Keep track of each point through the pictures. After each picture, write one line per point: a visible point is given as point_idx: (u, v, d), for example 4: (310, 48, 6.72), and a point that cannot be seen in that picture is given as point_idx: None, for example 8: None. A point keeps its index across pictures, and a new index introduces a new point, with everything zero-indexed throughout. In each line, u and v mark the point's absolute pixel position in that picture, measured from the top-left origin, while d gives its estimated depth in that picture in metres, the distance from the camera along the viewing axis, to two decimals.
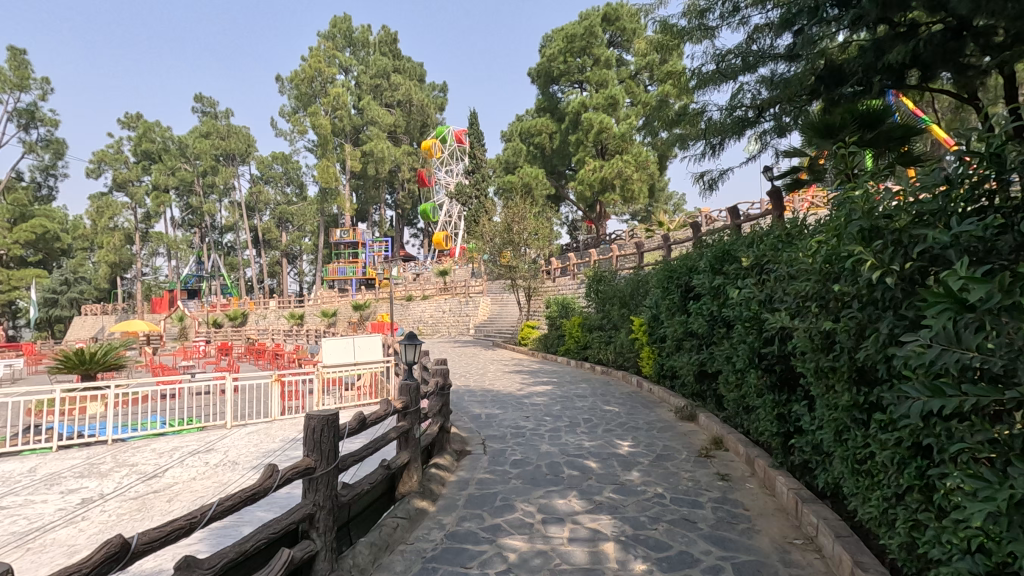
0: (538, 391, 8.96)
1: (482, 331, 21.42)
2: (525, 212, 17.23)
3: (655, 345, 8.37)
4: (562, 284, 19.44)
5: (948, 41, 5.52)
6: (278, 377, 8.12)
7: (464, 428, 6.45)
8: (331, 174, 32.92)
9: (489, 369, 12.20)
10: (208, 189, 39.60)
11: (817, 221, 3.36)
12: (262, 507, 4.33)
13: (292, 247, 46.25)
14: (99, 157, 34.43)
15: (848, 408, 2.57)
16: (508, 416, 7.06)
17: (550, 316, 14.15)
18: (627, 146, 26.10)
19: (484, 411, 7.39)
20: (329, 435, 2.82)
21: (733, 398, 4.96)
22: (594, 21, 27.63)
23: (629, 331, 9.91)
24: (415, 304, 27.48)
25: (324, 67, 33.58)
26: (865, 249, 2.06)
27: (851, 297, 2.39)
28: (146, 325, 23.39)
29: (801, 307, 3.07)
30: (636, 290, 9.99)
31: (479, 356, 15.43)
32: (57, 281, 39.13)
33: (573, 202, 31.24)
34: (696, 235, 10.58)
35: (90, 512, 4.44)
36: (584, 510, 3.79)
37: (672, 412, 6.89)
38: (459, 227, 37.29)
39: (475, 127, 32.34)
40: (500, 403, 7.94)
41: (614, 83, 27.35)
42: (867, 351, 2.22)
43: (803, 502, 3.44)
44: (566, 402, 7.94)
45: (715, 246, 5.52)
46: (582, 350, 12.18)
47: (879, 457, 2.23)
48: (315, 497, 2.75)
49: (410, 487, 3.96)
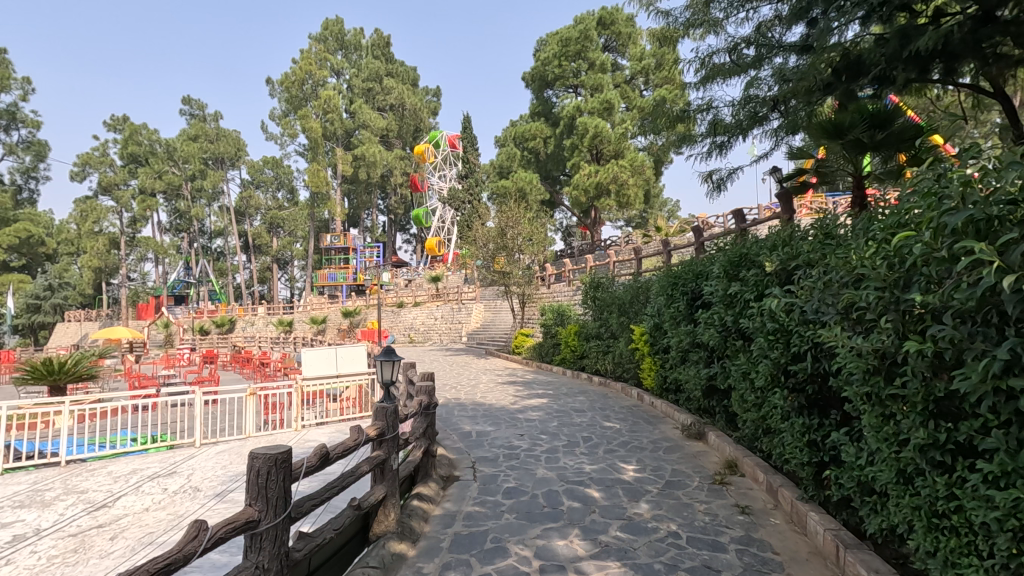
0: (532, 404, 8.40)
1: (474, 338, 20.89)
2: (519, 216, 16.74)
3: (658, 356, 7.87)
4: (557, 290, 18.95)
5: (978, 28, 4.96)
6: (253, 390, 7.53)
7: (452, 448, 5.90)
8: (322, 178, 32.25)
9: (482, 380, 11.65)
10: (197, 194, 38.91)
11: (865, 220, 2.89)
12: (216, 549, 3.75)
13: (283, 253, 45.58)
14: (84, 159, 33.66)
15: (923, 448, 2.11)
16: (501, 434, 6.52)
17: (545, 324, 13.63)
18: (622, 151, 25.80)
19: (475, 428, 6.84)
20: (277, 480, 2.26)
21: (751, 418, 4.49)
22: (589, 25, 27.32)
23: (629, 340, 9.39)
24: (406, 311, 26.86)
25: (315, 70, 33.15)
26: (988, 251, 1.58)
27: (941, 312, 1.91)
28: (127, 332, 22.69)
29: (850, 321, 2.60)
30: (636, 297, 9.47)
31: (471, 365, 14.87)
32: (40, 287, 38.26)
33: (568, 208, 30.87)
34: (698, 240, 10.12)
35: (18, 554, 3.85)
36: (588, 555, 3.26)
37: (677, 429, 6.41)
38: (452, 233, 36.80)
39: (468, 132, 31.94)
40: (492, 419, 7.40)
41: (609, 87, 26.88)
42: (971, 384, 1.75)
43: (846, 548, 2.92)
44: (563, 417, 7.40)
45: (728, 250, 5.03)
46: (579, 360, 11.68)
47: (983, 517, 1.77)
48: (257, 558, 2.20)
49: (386, 527, 3.42)
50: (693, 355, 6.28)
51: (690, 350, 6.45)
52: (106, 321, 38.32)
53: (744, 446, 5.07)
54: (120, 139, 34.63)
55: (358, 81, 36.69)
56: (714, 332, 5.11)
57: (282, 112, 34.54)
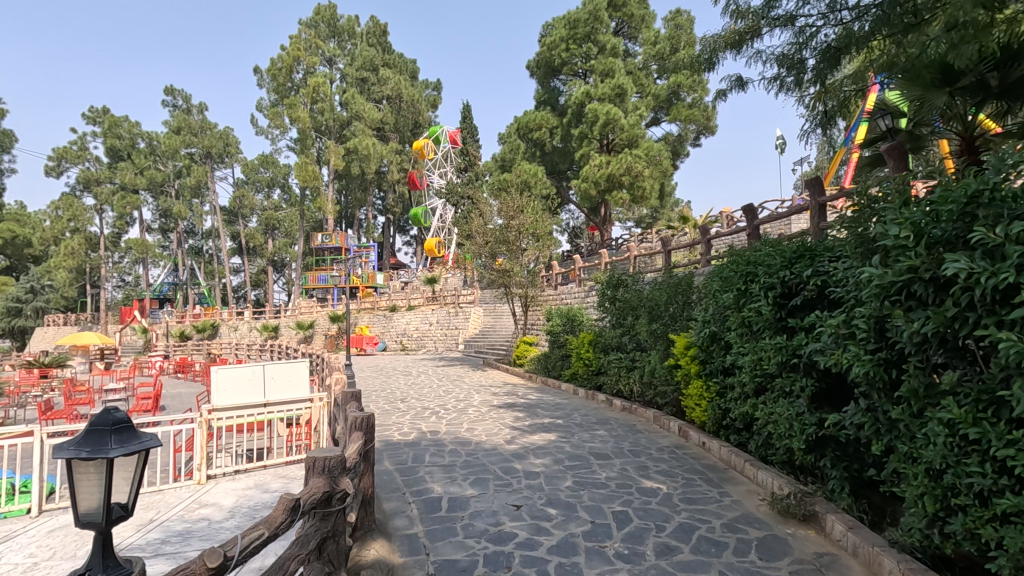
0: (535, 444, 6.06)
1: (472, 346, 18.69)
2: (522, 205, 14.45)
3: (713, 384, 5.59)
4: (565, 292, 16.45)
5: None
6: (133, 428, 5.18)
7: (399, 539, 3.60)
8: (311, 173, 29.86)
9: (473, 401, 9.29)
10: (183, 193, 36.97)
11: None
12: None
13: (277, 255, 43.51)
14: (59, 153, 31.45)
15: None
16: (484, 506, 4.17)
17: (551, 331, 11.26)
18: (636, 139, 23.48)
19: (448, 492, 4.51)
20: None
21: (967, 527, 2.30)
22: (599, 5, 25.03)
23: (665, 353, 7.11)
24: (399, 315, 24.25)
25: (305, 56, 30.88)
26: None
27: None
28: (94, 339, 20.59)
29: None
30: (674, 296, 7.20)
31: (465, 379, 12.50)
32: (21, 289, 36.51)
33: (576, 205, 28.48)
34: (753, 227, 7.78)
35: None
36: None
37: (759, 498, 4.14)
38: (452, 233, 34.39)
39: (469, 122, 29.68)
40: (476, 473, 5.05)
41: (621, 72, 24.50)
42: None
43: None
44: (580, 469, 5.06)
45: (902, 200, 2.76)
46: (594, 376, 9.38)
47: None
48: None
49: None
50: (786, 385, 4.09)
51: (780, 373, 4.22)
52: (89, 326, 36.50)
53: (909, 554, 2.90)
54: (100, 131, 32.51)
55: (351, 70, 34.46)
56: (859, 353, 2.89)
57: (270, 104, 32.25)
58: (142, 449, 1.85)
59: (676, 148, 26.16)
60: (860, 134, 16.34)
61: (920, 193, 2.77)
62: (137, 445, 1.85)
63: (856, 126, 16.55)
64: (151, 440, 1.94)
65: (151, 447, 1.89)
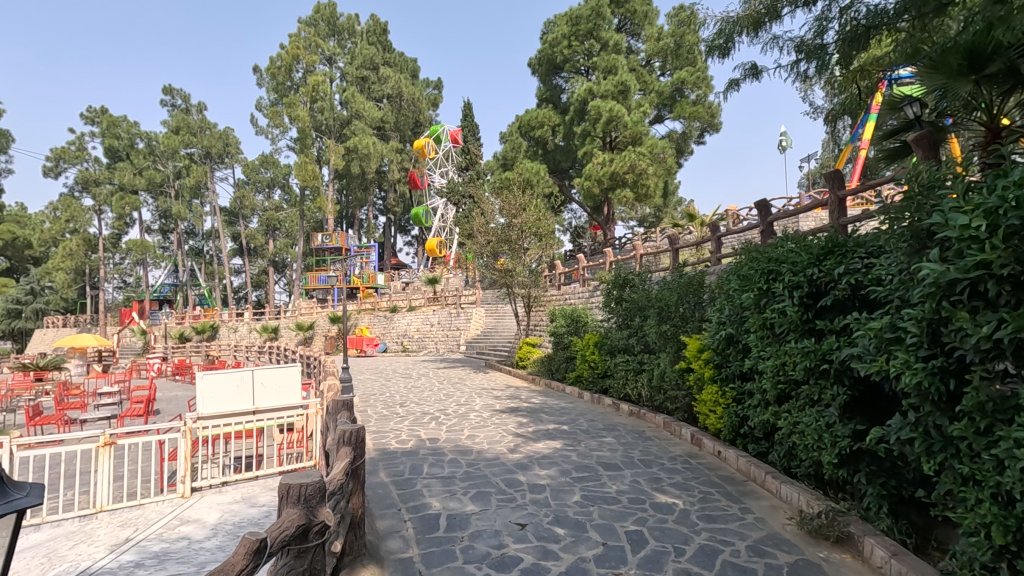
0: (539, 453, 5.72)
1: (474, 347, 18.40)
2: (524, 203, 14.12)
3: (729, 390, 5.26)
4: (569, 292, 16.13)
5: None
6: (113, 439, 4.86)
7: (392, 565, 3.26)
8: (311, 172, 29.42)
9: (474, 405, 8.96)
10: (183, 193, 36.77)
11: None
12: None
13: (278, 256, 43.31)
14: (57, 153, 31.21)
15: None
16: (485, 525, 3.83)
17: (555, 332, 10.93)
18: (640, 137, 23.07)
19: (446, 508, 4.18)
20: None
21: None
22: (602, 1, 24.67)
23: (676, 355, 6.79)
24: (399, 315, 23.94)
25: (304, 55, 30.49)
26: None
27: None
28: (91, 340, 20.28)
29: None
30: (686, 296, 6.86)
31: (466, 381, 12.18)
32: (21, 290, 36.44)
33: (578, 204, 28.14)
34: (766, 224, 7.42)
35: None
36: None
37: (786, 516, 3.80)
38: (453, 233, 34.05)
39: (469, 120, 29.34)
40: (478, 486, 4.71)
41: (624, 69, 24.13)
42: None
43: None
44: (589, 482, 4.72)
45: (964, 188, 2.43)
46: (600, 380, 9.05)
47: None
48: None
49: None
50: (814, 393, 3.75)
51: (807, 380, 3.88)
52: (88, 327, 36.38)
53: None
54: (99, 131, 32.27)
55: (352, 69, 34.14)
56: (909, 360, 2.56)
57: (270, 103, 31.98)
58: (12, 512, 1.23)
59: (680, 145, 25.83)
60: (868, 131, 16.03)
61: (986, 178, 2.44)
62: (1, 506, 1.22)
63: (864, 122, 16.23)
64: (24, 494, 1.33)
65: (30, 506, 1.27)
